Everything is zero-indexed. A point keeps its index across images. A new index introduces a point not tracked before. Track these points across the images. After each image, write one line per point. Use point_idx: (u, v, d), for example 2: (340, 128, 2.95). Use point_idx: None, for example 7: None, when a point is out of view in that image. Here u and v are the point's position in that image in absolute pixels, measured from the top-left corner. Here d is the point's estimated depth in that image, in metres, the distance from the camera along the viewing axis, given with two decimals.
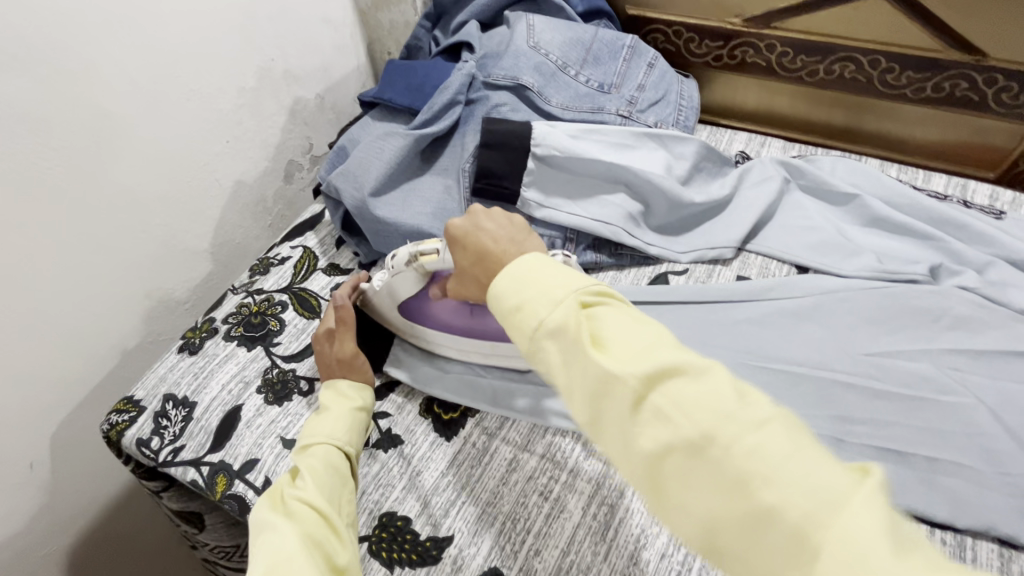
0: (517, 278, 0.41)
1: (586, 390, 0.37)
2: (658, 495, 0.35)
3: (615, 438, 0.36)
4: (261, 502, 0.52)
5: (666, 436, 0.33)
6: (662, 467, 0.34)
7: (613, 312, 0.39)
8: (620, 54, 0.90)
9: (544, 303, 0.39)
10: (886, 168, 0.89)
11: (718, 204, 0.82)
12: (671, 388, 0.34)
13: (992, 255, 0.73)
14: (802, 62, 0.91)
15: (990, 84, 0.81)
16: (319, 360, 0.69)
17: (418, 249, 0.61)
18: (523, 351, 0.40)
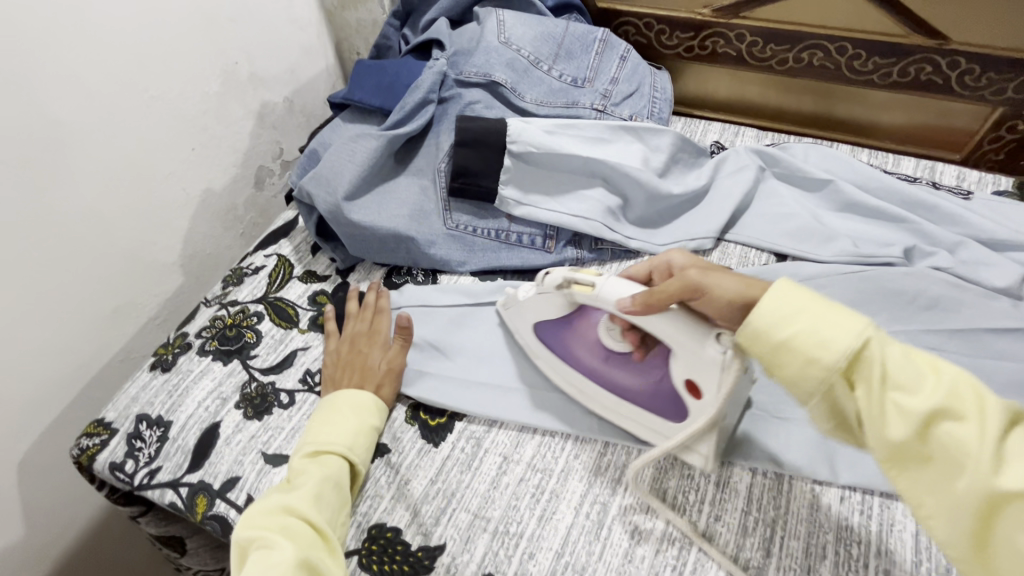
0: (793, 307, 0.42)
1: (896, 431, 0.38)
2: (968, 535, 0.36)
3: (931, 479, 0.38)
4: (250, 510, 0.53)
5: (1012, 488, 0.35)
6: (996, 512, 0.35)
7: (896, 353, 0.40)
8: (592, 48, 0.90)
9: (839, 339, 0.40)
10: (857, 153, 0.91)
11: (696, 195, 0.83)
12: (972, 434, 0.36)
13: (963, 235, 0.75)
14: (771, 51, 0.92)
15: (953, 68, 0.83)
16: (354, 363, 0.67)
17: (575, 276, 0.56)
18: (798, 380, 0.42)
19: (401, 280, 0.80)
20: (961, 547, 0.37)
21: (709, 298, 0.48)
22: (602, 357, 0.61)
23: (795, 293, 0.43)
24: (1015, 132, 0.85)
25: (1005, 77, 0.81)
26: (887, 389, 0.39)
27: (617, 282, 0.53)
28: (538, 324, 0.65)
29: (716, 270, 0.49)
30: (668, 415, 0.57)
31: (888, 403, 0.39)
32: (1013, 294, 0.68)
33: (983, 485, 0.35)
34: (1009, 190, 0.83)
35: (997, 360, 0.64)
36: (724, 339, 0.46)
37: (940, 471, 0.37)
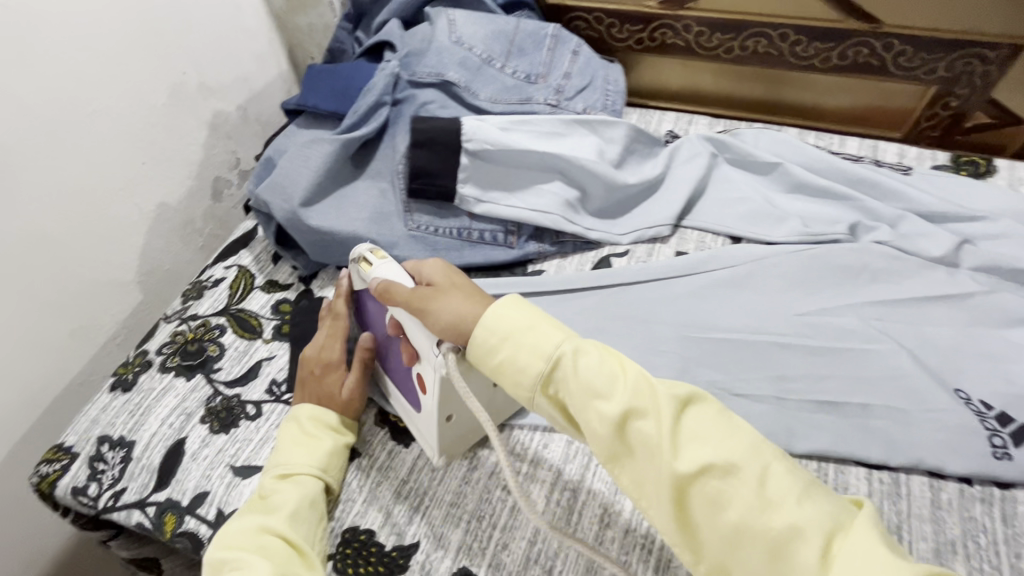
0: (512, 324, 0.49)
1: (602, 433, 0.45)
2: (676, 519, 0.42)
3: (639, 470, 0.44)
4: (224, 530, 0.53)
5: (688, 467, 0.42)
6: (687, 494, 0.42)
7: (593, 358, 0.47)
8: (544, 43, 0.91)
9: (537, 354, 0.47)
10: (804, 136, 0.94)
11: (652, 184, 0.85)
12: (653, 427, 0.43)
13: (905, 209, 0.78)
14: (718, 41, 0.95)
15: (887, 50, 0.87)
16: (312, 384, 0.65)
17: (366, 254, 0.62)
18: (521, 394, 0.48)
19: None
20: (674, 532, 0.43)
21: (430, 317, 0.53)
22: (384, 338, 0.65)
23: (517, 309, 0.50)
24: (948, 109, 0.90)
25: (935, 57, 0.85)
26: (586, 394, 0.46)
27: (392, 269, 0.60)
28: (359, 296, 0.68)
29: (442, 292, 0.54)
30: (410, 402, 0.63)
31: (592, 408, 0.45)
32: (951, 262, 0.72)
33: (671, 470, 0.42)
34: (946, 164, 0.88)
35: (939, 326, 0.68)
36: (444, 348, 0.52)
37: (641, 461, 0.44)
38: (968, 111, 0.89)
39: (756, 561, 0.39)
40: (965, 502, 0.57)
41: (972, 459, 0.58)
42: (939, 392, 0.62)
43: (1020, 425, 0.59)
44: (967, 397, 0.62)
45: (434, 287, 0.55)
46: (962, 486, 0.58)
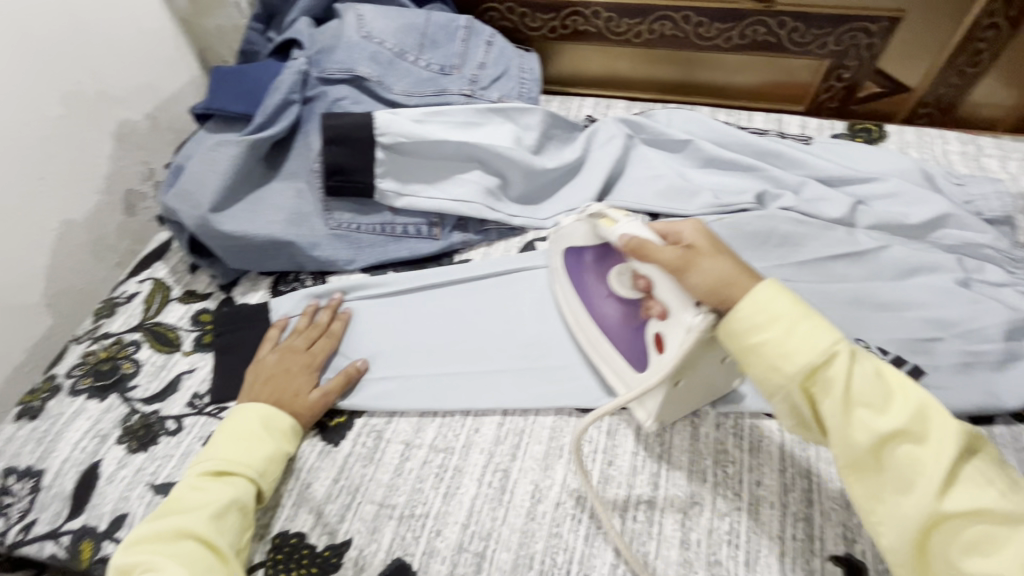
0: (774, 314, 0.45)
1: (857, 445, 0.43)
2: (911, 549, 0.41)
3: (886, 498, 0.42)
4: (143, 527, 0.51)
5: (954, 510, 0.39)
6: (933, 534, 0.40)
7: (862, 366, 0.44)
8: (456, 35, 0.91)
9: (813, 349, 0.44)
10: (715, 114, 0.98)
11: (572, 168, 0.86)
12: (922, 451, 0.41)
13: (806, 176, 0.83)
14: (626, 26, 0.97)
15: (781, 28, 0.91)
16: (279, 381, 0.64)
17: (605, 211, 0.61)
18: (768, 386, 0.46)
19: (289, 287, 0.78)
20: (907, 561, 0.41)
21: (687, 278, 0.51)
22: (603, 294, 0.66)
23: (777, 297, 0.46)
24: (842, 81, 0.96)
25: (825, 32, 0.90)
26: (846, 402, 0.43)
27: (639, 225, 0.57)
28: (565, 256, 0.70)
29: (700, 253, 0.51)
30: (632, 362, 0.61)
31: (855, 420, 0.43)
32: (847, 222, 0.77)
33: (931, 509, 0.40)
34: (843, 133, 0.93)
35: (839, 282, 0.72)
36: (700, 309, 0.50)
37: (892, 487, 0.42)
38: (860, 82, 0.95)
39: None
40: None
41: None
42: None
43: (913, 366, 0.64)
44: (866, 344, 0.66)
45: (695, 247, 0.52)
46: None
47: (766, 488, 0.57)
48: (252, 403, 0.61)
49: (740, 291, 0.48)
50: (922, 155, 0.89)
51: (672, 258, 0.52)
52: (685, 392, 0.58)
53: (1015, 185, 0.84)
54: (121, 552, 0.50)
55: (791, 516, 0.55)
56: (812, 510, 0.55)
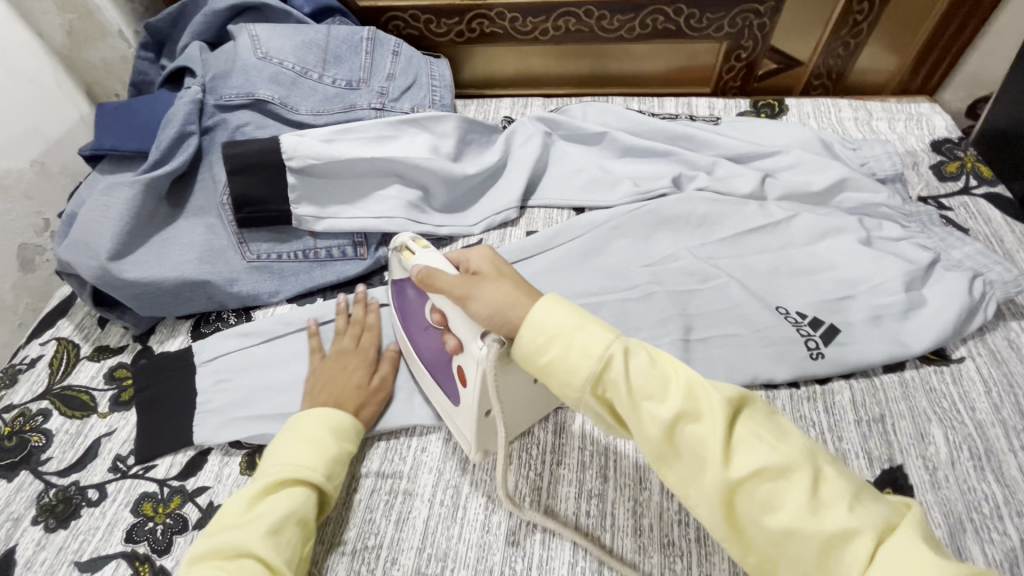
0: (556, 325, 0.45)
1: (650, 434, 0.42)
2: (728, 522, 0.40)
3: (686, 476, 0.41)
4: (207, 537, 0.48)
5: (743, 475, 0.39)
6: (737, 500, 0.39)
7: (644, 359, 0.44)
8: (360, 48, 0.89)
9: (591, 352, 0.43)
10: (629, 103, 1.01)
11: (494, 170, 0.86)
12: (703, 431, 0.41)
13: (717, 156, 0.86)
14: (532, 24, 0.97)
15: (678, 15, 0.94)
16: (333, 383, 0.62)
17: (407, 242, 0.59)
18: (568, 395, 0.45)
19: (211, 327, 0.74)
20: (726, 535, 0.40)
21: (470, 307, 0.49)
22: (421, 326, 0.62)
23: (558, 311, 0.45)
24: (741, 60, 1.00)
25: (718, 16, 0.94)
26: (632, 398, 0.43)
27: (437, 256, 0.56)
28: (393, 287, 0.66)
29: (482, 281, 0.50)
30: (449, 396, 0.59)
31: (643, 412, 0.43)
32: (759, 196, 0.81)
33: (721, 480, 0.39)
34: (748, 110, 0.98)
35: (758, 254, 0.75)
36: (488, 339, 0.49)
37: (689, 469, 0.41)
38: (758, 60, 1.00)
39: (808, 561, 0.37)
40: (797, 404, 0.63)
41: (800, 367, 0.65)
42: (764, 311, 0.69)
43: (829, 325, 0.67)
44: (787, 311, 0.69)
45: (479, 275, 0.52)
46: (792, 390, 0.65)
47: None
48: (313, 407, 0.58)
49: (518, 314, 0.47)
50: (820, 124, 0.94)
51: (457, 288, 0.51)
52: (509, 414, 0.57)
53: (902, 145, 0.90)
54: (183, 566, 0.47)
55: None
56: None
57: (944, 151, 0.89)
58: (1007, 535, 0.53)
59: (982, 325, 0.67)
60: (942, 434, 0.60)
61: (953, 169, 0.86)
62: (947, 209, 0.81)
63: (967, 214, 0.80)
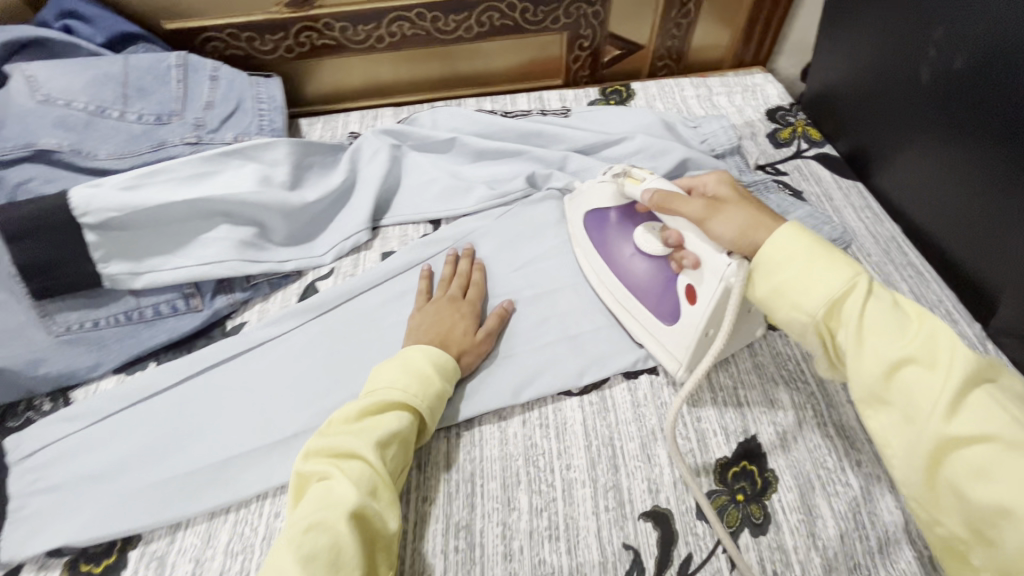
0: (796, 254, 0.47)
1: (868, 373, 0.43)
2: (925, 476, 0.40)
3: (895, 426, 0.42)
4: (322, 436, 0.52)
5: (963, 434, 0.39)
6: (947, 457, 0.39)
7: (874, 304, 0.44)
8: (169, 76, 0.80)
9: (833, 281, 0.45)
10: (481, 104, 0.99)
11: (340, 193, 0.81)
12: (927, 378, 0.41)
13: (568, 149, 0.86)
14: (364, 32, 0.92)
15: (513, 10, 0.93)
16: (458, 320, 0.65)
17: (631, 171, 0.66)
18: (798, 320, 0.47)
19: (20, 419, 0.64)
20: (922, 490, 0.41)
21: (713, 226, 0.54)
22: (628, 253, 0.66)
23: (795, 241, 0.48)
24: (585, 49, 1.01)
25: (553, 8, 0.94)
26: (859, 333, 0.44)
27: (667, 183, 0.61)
28: (590, 217, 0.72)
29: (727, 204, 0.55)
30: (663, 316, 0.62)
31: (866, 347, 0.43)
32: None
33: (937, 431, 0.39)
34: (597, 98, 0.99)
35: None
36: (733, 256, 0.52)
37: (900, 415, 0.42)
38: (601, 47, 1.01)
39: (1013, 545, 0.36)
40: (657, 391, 0.63)
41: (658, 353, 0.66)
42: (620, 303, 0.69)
43: None
44: None
45: (720, 200, 0.56)
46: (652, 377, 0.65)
47: (576, 469, 0.58)
48: (418, 343, 0.61)
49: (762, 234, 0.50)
50: (666, 105, 0.97)
51: (705, 208, 0.55)
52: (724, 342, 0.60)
53: (741, 117, 0.95)
54: (297, 463, 0.51)
55: (600, 489, 0.57)
56: (619, 475, 0.58)
57: (777, 118, 0.94)
58: (849, 486, 0.56)
59: None
60: (788, 397, 0.62)
61: (786, 135, 0.91)
62: (782, 174, 0.86)
63: (800, 177, 0.85)
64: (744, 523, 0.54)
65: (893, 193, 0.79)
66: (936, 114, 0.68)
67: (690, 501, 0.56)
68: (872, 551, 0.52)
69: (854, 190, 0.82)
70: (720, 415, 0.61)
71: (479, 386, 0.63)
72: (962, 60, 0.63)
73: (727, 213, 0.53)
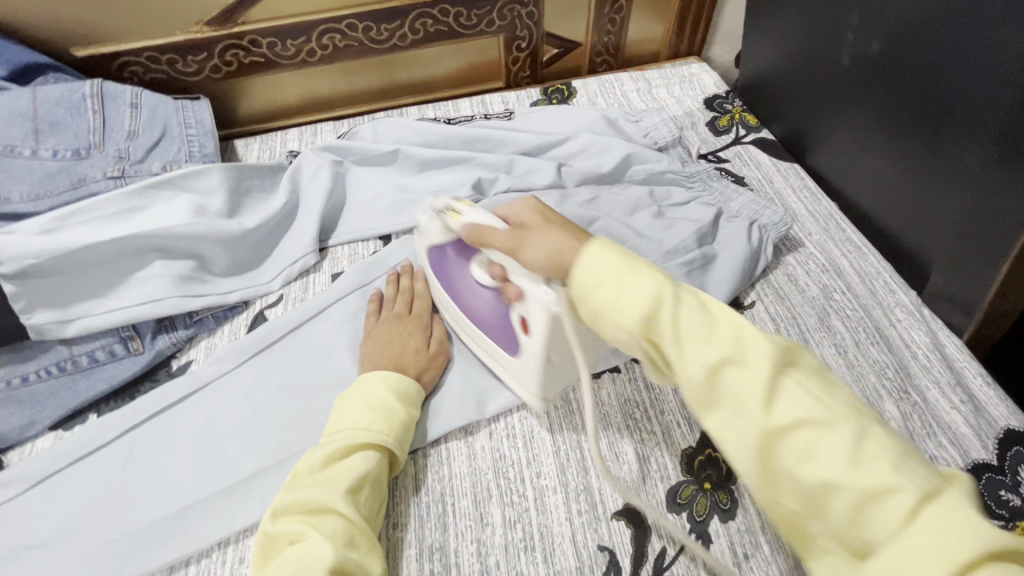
0: (606, 268, 0.41)
1: (692, 376, 0.38)
2: (762, 473, 0.36)
3: (725, 420, 0.38)
4: (287, 492, 0.50)
5: (784, 421, 0.35)
6: (778, 442, 0.36)
7: (688, 307, 0.40)
8: (84, 107, 0.75)
9: (643, 291, 0.40)
10: (424, 112, 0.97)
11: (282, 217, 0.78)
12: (748, 374, 0.37)
13: (514, 152, 0.85)
14: (294, 47, 0.89)
15: (446, 15, 0.91)
16: (411, 339, 0.65)
17: (450, 204, 0.58)
18: (620, 330, 0.41)
19: None
20: (758, 482, 0.37)
21: (524, 257, 0.49)
22: (470, 284, 0.61)
23: (607, 257, 0.42)
24: (523, 50, 1.00)
25: (486, 11, 0.93)
26: (677, 339, 0.39)
27: (484, 213, 0.55)
28: (431, 253, 0.66)
29: (533, 231, 0.49)
30: (506, 348, 0.59)
31: (684, 352, 0.39)
32: (558, 186, 0.81)
33: (761, 423, 0.36)
34: (539, 98, 0.99)
35: None
36: (551, 285, 0.48)
37: (728, 411, 0.37)
38: (539, 46, 1.01)
39: (842, 517, 0.33)
40: (620, 389, 0.64)
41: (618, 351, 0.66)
42: None
43: None
44: None
45: (526, 226, 0.50)
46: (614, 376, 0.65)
47: (546, 476, 0.58)
48: (374, 371, 0.59)
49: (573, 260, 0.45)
50: (608, 101, 0.97)
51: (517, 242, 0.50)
52: (572, 362, 0.58)
53: (680, 108, 0.96)
54: (262, 527, 0.50)
55: (572, 493, 0.57)
56: (589, 477, 0.58)
57: (715, 106, 0.96)
58: None
59: (764, 268, 0.73)
60: None
61: (724, 122, 0.93)
62: (724, 161, 0.88)
63: (741, 163, 0.87)
64: (713, 511, 0.55)
65: (829, 172, 0.81)
66: (860, 95, 0.70)
67: (660, 495, 0.56)
68: None
69: (793, 171, 0.85)
70: (682, 406, 0.62)
71: (437, 409, 0.62)
72: (878, 43, 0.65)
73: (536, 236, 0.49)
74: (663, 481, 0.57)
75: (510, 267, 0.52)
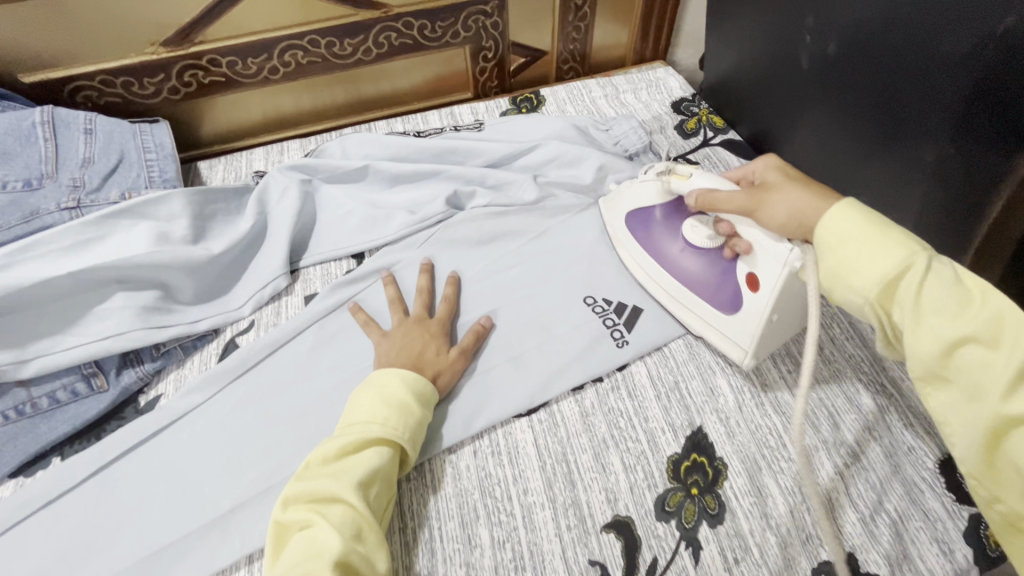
0: (851, 231, 0.47)
1: (921, 351, 0.43)
2: (984, 460, 0.42)
3: (951, 402, 0.43)
4: (300, 481, 0.50)
5: (1022, 415, 0.39)
6: (1012, 437, 0.40)
7: (941, 282, 0.43)
8: (35, 136, 0.72)
9: (890, 261, 0.44)
10: (392, 125, 0.96)
11: (252, 239, 0.76)
12: (989, 356, 0.40)
13: (486, 163, 0.85)
14: (255, 65, 0.87)
15: (410, 28, 0.91)
16: (431, 341, 0.64)
17: (673, 167, 0.66)
18: (855, 299, 0.46)
19: None
20: (977, 466, 0.43)
21: (765, 214, 0.55)
22: (677, 250, 0.67)
23: (852, 222, 0.47)
24: (490, 60, 1.00)
25: (450, 22, 0.92)
26: (916, 311, 0.43)
27: (711, 176, 0.61)
28: (630, 218, 0.73)
29: (774, 189, 0.55)
30: (723, 307, 0.63)
31: (921, 328, 0.43)
32: (531, 195, 0.81)
33: (995, 413, 0.40)
34: (509, 108, 0.98)
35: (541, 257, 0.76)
36: (794, 243, 0.54)
37: (957, 398, 0.42)
38: (505, 56, 1.01)
39: None
40: (603, 398, 0.64)
41: (599, 360, 0.66)
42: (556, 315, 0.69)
43: (631, 309, 0.70)
44: (593, 299, 0.71)
45: (767, 185, 0.56)
46: (597, 385, 0.65)
47: (533, 492, 0.57)
48: (393, 366, 0.59)
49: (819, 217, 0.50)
50: (577, 108, 0.98)
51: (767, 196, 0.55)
52: (787, 319, 0.60)
53: (649, 112, 0.97)
54: (274, 512, 0.50)
55: (561, 508, 0.56)
56: (577, 491, 0.57)
57: (682, 109, 0.97)
58: (792, 461, 0.58)
59: None
60: (726, 383, 0.64)
61: (692, 125, 0.94)
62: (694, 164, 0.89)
63: (711, 165, 0.88)
64: (701, 516, 0.55)
65: None
66: (821, 96, 0.72)
67: (648, 504, 0.56)
68: (820, 519, 0.54)
69: None
70: (666, 412, 0.62)
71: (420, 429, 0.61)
72: (834, 45, 0.66)
73: (780, 195, 0.54)
74: (650, 489, 0.57)
75: (749, 223, 0.58)
